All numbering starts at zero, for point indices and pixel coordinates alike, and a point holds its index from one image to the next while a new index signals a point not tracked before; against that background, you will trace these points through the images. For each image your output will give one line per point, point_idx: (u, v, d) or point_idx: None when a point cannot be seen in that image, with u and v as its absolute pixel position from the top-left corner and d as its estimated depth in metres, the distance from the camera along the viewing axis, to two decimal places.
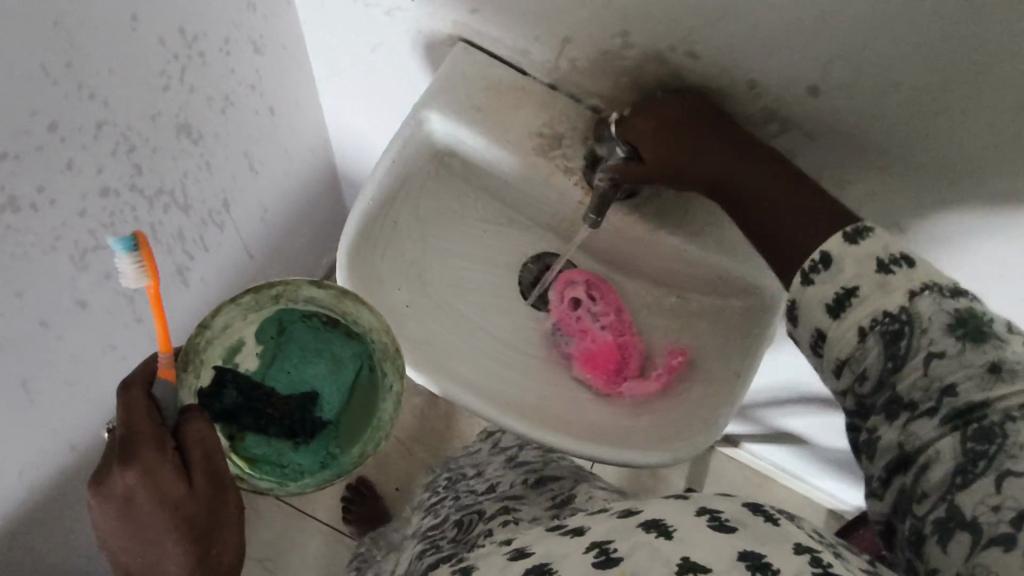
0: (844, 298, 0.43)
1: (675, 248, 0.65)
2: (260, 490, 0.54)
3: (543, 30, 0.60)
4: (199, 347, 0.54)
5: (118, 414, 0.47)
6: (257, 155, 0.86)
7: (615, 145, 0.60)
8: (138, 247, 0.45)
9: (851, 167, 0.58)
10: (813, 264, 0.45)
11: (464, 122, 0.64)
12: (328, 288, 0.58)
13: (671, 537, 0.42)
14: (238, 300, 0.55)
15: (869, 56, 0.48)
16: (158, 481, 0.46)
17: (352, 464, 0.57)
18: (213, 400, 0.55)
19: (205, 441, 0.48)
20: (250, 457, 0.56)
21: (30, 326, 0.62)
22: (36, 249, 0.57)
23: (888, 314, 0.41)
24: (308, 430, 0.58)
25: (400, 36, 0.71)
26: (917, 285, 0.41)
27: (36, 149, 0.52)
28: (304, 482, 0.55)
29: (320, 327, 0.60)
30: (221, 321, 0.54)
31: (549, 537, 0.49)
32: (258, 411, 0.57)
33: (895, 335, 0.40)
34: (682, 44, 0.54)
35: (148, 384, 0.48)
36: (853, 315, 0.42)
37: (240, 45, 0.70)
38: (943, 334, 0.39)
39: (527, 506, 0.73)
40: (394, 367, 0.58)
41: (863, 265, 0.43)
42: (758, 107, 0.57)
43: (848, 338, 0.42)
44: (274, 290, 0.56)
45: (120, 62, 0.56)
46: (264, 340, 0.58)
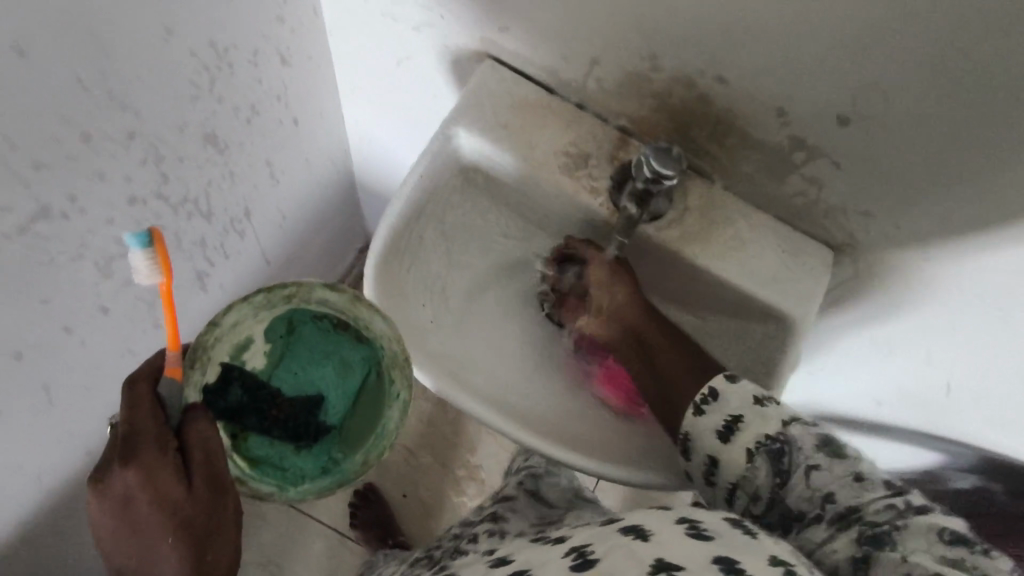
0: (731, 425, 0.52)
1: (698, 269, 0.64)
2: (260, 494, 0.56)
3: (571, 50, 0.61)
4: (208, 344, 0.54)
5: (122, 412, 0.49)
6: (278, 164, 0.86)
7: (642, 163, 0.59)
8: (154, 245, 0.46)
9: (879, 195, 0.58)
10: (704, 397, 0.55)
11: (490, 140, 0.64)
12: (342, 291, 0.58)
13: (647, 540, 0.43)
14: (250, 299, 0.55)
15: (904, 86, 0.48)
16: (157, 482, 0.48)
17: (354, 471, 0.57)
18: (218, 397, 0.56)
19: (207, 442, 0.50)
20: (252, 458, 0.58)
21: (52, 332, 0.62)
22: (63, 257, 0.58)
23: (768, 438, 0.50)
24: (311, 434, 0.60)
25: (426, 50, 0.71)
26: (787, 417, 0.51)
27: (67, 158, 0.52)
28: (304, 488, 0.56)
29: (330, 329, 0.61)
30: (231, 319, 0.55)
31: (534, 547, 0.50)
32: (263, 411, 0.59)
33: (778, 454, 0.49)
34: (711, 69, 0.54)
35: (154, 381, 0.50)
36: (742, 440, 0.51)
37: (268, 56, 0.70)
38: (814, 451, 0.48)
39: (516, 520, 0.77)
40: (401, 376, 0.59)
41: (745, 399, 0.53)
42: (786, 135, 0.57)
43: (739, 461, 0.51)
44: (286, 290, 0.56)
45: (153, 73, 0.56)
46: (273, 339, 0.60)
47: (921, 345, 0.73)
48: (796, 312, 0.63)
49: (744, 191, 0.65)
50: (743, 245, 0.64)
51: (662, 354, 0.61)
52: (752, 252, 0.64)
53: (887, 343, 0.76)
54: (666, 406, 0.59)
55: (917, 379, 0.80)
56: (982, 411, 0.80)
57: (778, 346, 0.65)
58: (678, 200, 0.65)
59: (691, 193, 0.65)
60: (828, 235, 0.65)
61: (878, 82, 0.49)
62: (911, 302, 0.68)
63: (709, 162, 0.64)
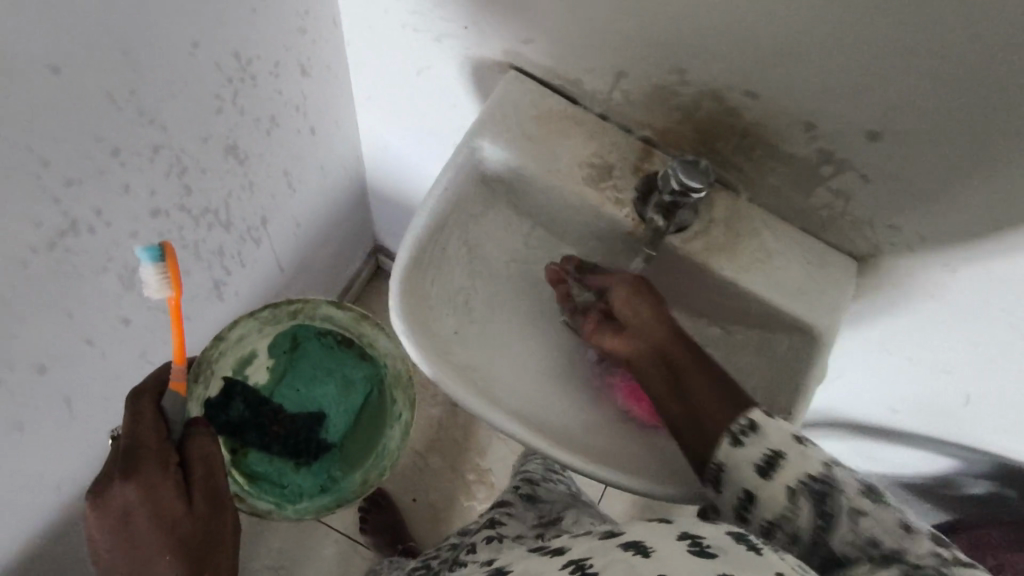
0: (771, 461, 0.48)
1: (724, 281, 0.64)
2: (260, 510, 0.65)
3: (598, 63, 0.60)
4: (215, 358, 0.64)
5: (125, 426, 0.51)
6: (295, 173, 0.86)
7: (669, 176, 0.59)
8: (165, 260, 0.50)
9: (905, 208, 0.58)
10: (741, 428, 0.50)
11: (514, 151, 0.64)
12: (346, 310, 0.68)
13: (647, 556, 0.42)
14: (256, 315, 0.66)
15: (938, 102, 0.48)
16: (159, 496, 0.50)
17: (352, 491, 0.67)
18: (220, 411, 0.65)
19: (208, 458, 0.54)
20: (253, 473, 0.67)
21: (76, 345, 0.62)
22: (90, 270, 0.57)
23: (811, 478, 0.47)
24: (311, 452, 0.69)
25: (447, 61, 0.71)
26: (828, 457, 0.48)
27: (97, 173, 0.52)
28: (304, 507, 0.66)
29: (332, 346, 0.71)
30: (236, 334, 0.65)
31: (532, 558, 0.49)
32: (264, 428, 0.68)
33: (822, 497, 0.46)
34: (741, 84, 0.54)
35: (158, 396, 0.54)
36: (782, 477, 0.48)
37: (289, 67, 0.70)
38: (860, 496, 0.46)
39: (515, 527, 0.75)
40: (403, 396, 0.69)
41: (786, 435, 0.49)
42: (814, 149, 0.57)
43: (778, 499, 0.47)
44: (292, 307, 0.67)
45: (179, 87, 0.55)
46: (276, 354, 0.69)
47: (941, 355, 0.74)
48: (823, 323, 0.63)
49: (769, 203, 0.65)
50: (768, 257, 0.64)
51: (688, 376, 0.56)
52: (777, 263, 0.64)
53: (905, 352, 0.76)
54: (696, 432, 0.53)
55: (935, 387, 0.80)
56: (1000, 420, 0.80)
57: (803, 356, 0.65)
58: (702, 211, 0.65)
59: (715, 205, 0.66)
60: (853, 246, 0.65)
61: (910, 98, 0.49)
62: (933, 313, 0.68)
63: (734, 174, 0.64)
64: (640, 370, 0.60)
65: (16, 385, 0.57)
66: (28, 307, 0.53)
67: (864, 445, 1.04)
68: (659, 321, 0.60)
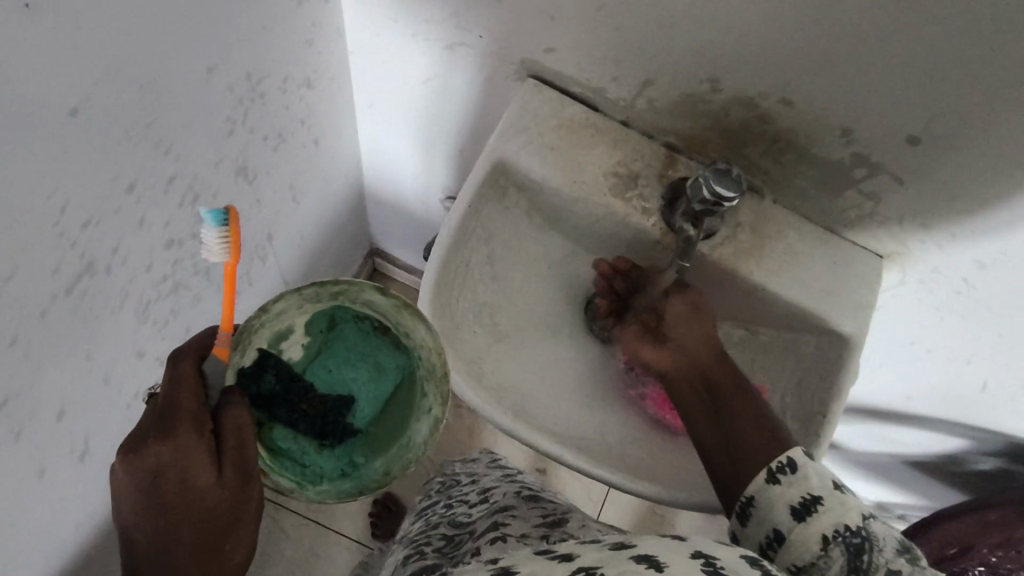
0: (808, 504, 0.46)
1: (753, 285, 0.64)
2: (279, 489, 0.54)
3: (623, 71, 0.59)
4: (254, 328, 0.54)
5: (165, 383, 0.48)
6: (299, 187, 0.83)
7: (701, 185, 0.57)
8: (227, 224, 0.48)
9: (938, 208, 0.58)
10: (779, 464, 0.49)
11: (537, 162, 0.63)
12: (392, 297, 0.56)
13: (662, 570, 0.33)
14: (301, 290, 0.54)
15: (979, 107, 0.48)
16: (190, 462, 0.45)
17: (374, 481, 0.56)
18: (252, 381, 0.56)
19: (240, 429, 0.48)
20: (276, 449, 0.57)
21: (93, 384, 0.60)
22: (106, 309, 0.55)
23: (848, 529, 0.44)
24: (337, 434, 0.59)
25: (460, 69, 0.69)
26: (864, 511, 0.45)
27: (113, 210, 0.49)
28: (324, 489, 0.55)
29: (370, 332, 0.62)
30: (279, 306, 0.54)
31: (532, 557, 0.39)
32: (293, 404, 0.59)
33: (858, 550, 0.43)
34: (778, 90, 0.54)
35: (199, 359, 0.49)
36: (817, 524, 0.45)
37: (296, 81, 0.67)
38: (896, 556, 0.42)
39: (518, 521, 0.60)
40: (436, 391, 0.57)
41: (823, 479, 0.47)
42: (847, 152, 0.56)
43: (811, 545, 0.44)
44: (337, 288, 0.56)
45: (192, 114, 0.53)
46: (312, 333, 0.61)
47: (961, 345, 0.74)
48: (854, 325, 0.62)
49: (795, 205, 0.65)
50: (797, 260, 0.64)
51: (728, 402, 0.57)
52: (805, 267, 0.64)
53: (925, 342, 0.76)
54: (725, 444, 0.54)
55: (954, 375, 0.81)
56: (1018, 405, 0.81)
57: (834, 358, 0.65)
58: (728, 217, 0.64)
59: (741, 209, 0.65)
60: (880, 246, 0.64)
61: (948, 103, 0.49)
62: (958, 309, 0.68)
63: (761, 178, 0.63)
64: (674, 389, 0.61)
65: (36, 432, 0.55)
66: (48, 353, 0.51)
67: (877, 429, 1.04)
68: (707, 347, 0.60)
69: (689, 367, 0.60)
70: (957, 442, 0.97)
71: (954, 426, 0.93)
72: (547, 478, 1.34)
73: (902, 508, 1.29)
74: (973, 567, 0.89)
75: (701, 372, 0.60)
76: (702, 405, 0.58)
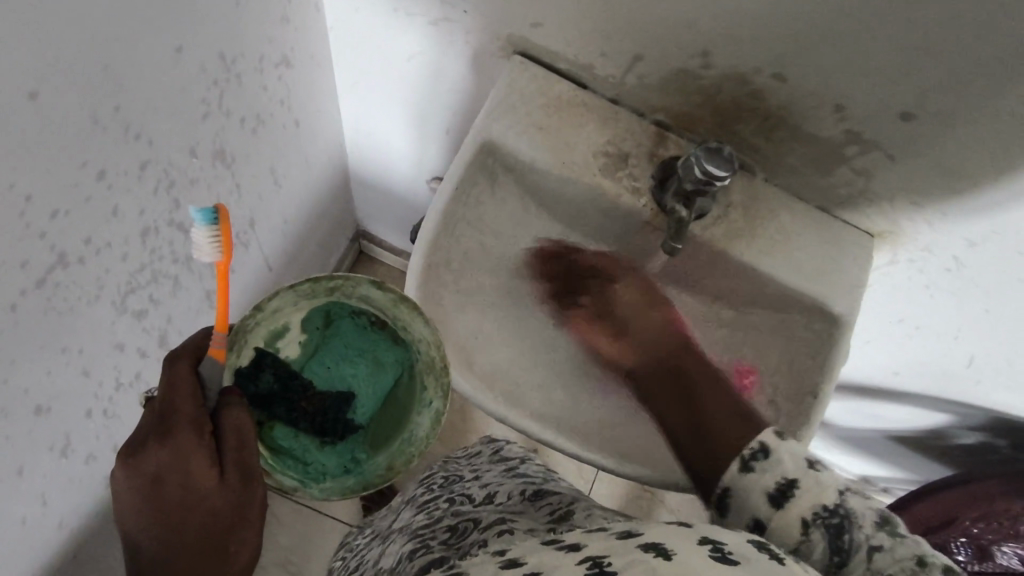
0: (785, 490, 0.45)
1: (744, 265, 0.63)
2: (283, 487, 0.54)
3: (611, 47, 0.57)
4: (249, 328, 0.53)
5: (163, 386, 0.46)
6: (280, 170, 0.81)
7: (692, 165, 0.56)
8: (218, 222, 0.47)
9: (930, 186, 0.57)
10: (751, 452, 0.47)
11: (525, 142, 0.61)
12: (387, 291, 0.56)
13: (671, 558, 0.33)
14: (297, 287, 0.53)
15: (973, 82, 0.47)
16: (190, 465, 0.46)
17: (376, 475, 0.56)
18: (248, 382, 0.56)
19: (240, 431, 0.47)
20: (276, 448, 0.57)
21: (72, 379, 0.58)
22: (81, 302, 0.53)
23: (826, 509, 0.43)
24: (337, 432, 0.59)
25: (447, 47, 0.67)
26: (841, 483, 0.44)
27: (83, 200, 0.47)
28: (327, 486, 0.54)
29: (367, 326, 0.61)
30: (274, 304, 0.53)
31: (543, 550, 0.38)
32: (292, 402, 0.58)
33: (838, 531, 0.42)
34: (770, 66, 0.52)
35: (196, 360, 0.47)
36: (795, 509, 0.44)
37: (273, 60, 0.65)
38: (874, 528, 0.42)
39: (525, 518, 0.59)
40: (435, 384, 0.58)
41: (798, 459, 0.46)
42: (840, 129, 0.56)
43: (792, 532, 0.44)
44: (332, 284, 0.55)
45: (164, 96, 0.51)
46: (309, 329, 0.59)
47: (950, 322, 0.74)
48: (846, 305, 0.62)
49: (788, 183, 0.64)
50: (788, 239, 0.63)
51: (704, 396, 0.55)
52: (797, 246, 0.63)
53: (915, 320, 0.76)
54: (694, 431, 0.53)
55: (942, 351, 0.81)
56: (1004, 379, 0.81)
57: (826, 339, 0.64)
58: (720, 196, 0.63)
59: (733, 189, 0.64)
60: (871, 223, 0.64)
61: (941, 79, 0.48)
62: (946, 285, 0.68)
63: (752, 156, 0.62)
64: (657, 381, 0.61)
65: (14, 428, 0.53)
66: (21, 349, 0.49)
67: (864, 405, 1.05)
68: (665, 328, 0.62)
69: None
70: (939, 417, 0.99)
71: (939, 401, 0.94)
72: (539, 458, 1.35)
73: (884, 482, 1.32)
74: (954, 538, 0.90)
75: None
76: (662, 391, 0.65)
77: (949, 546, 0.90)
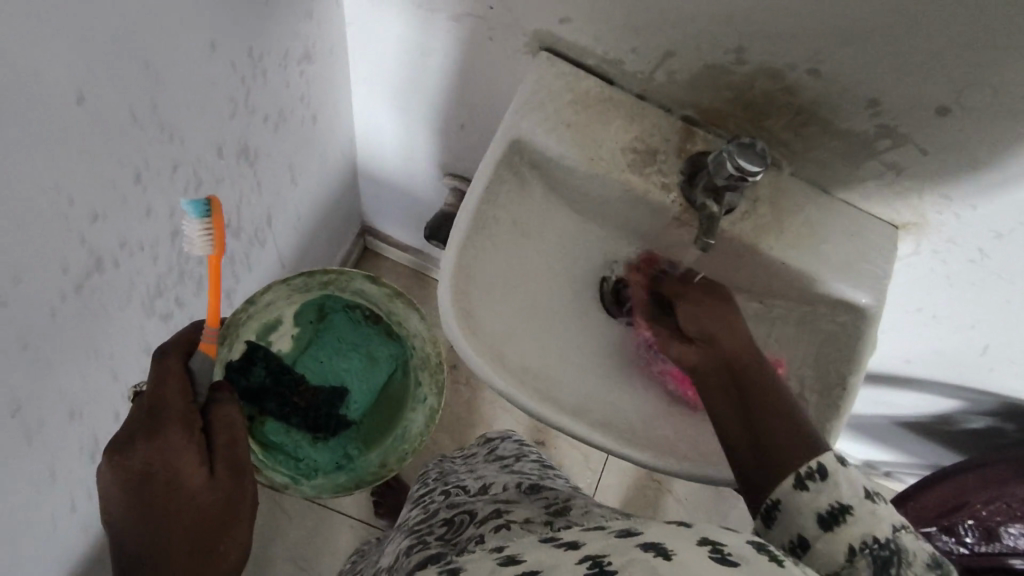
0: (837, 514, 0.43)
1: (774, 259, 0.63)
2: (274, 482, 0.75)
3: (643, 42, 0.57)
4: (241, 320, 0.73)
5: (153, 381, 0.50)
6: (297, 167, 0.80)
7: (724, 160, 0.55)
8: (210, 216, 0.48)
9: (959, 178, 0.57)
10: (809, 470, 0.46)
11: (554, 139, 0.61)
12: (381, 286, 0.78)
13: (669, 559, 0.32)
14: (289, 281, 0.75)
15: (1013, 76, 0.47)
16: (178, 461, 0.49)
17: (370, 472, 0.79)
18: (241, 375, 0.74)
19: (231, 426, 0.53)
20: (268, 443, 0.77)
21: (102, 382, 0.57)
22: (114, 306, 0.53)
23: (876, 540, 0.41)
24: (330, 427, 0.80)
25: (468, 44, 0.66)
26: (897, 521, 0.43)
27: (120, 202, 0.47)
28: (317, 483, 0.78)
29: (361, 321, 0.81)
30: (267, 297, 0.74)
31: (541, 546, 0.37)
32: (284, 396, 0.77)
33: (886, 564, 0.40)
34: (805, 62, 0.52)
35: (185, 355, 0.52)
36: (845, 534, 0.42)
37: (295, 57, 0.64)
38: (924, 571, 0.40)
39: (520, 509, 0.59)
40: (431, 381, 0.80)
41: (854, 487, 0.44)
42: (873, 124, 0.56)
43: (836, 555, 0.42)
44: (326, 277, 0.76)
45: (197, 96, 0.50)
46: (302, 322, 0.79)
47: (967, 311, 0.75)
48: (873, 298, 0.62)
49: (814, 177, 0.64)
50: (815, 233, 0.63)
51: (755, 394, 0.53)
52: (824, 239, 0.63)
53: (932, 309, 0.77)
54: (750, 433, 0.51)
55: (956, 339, 0.82)
56: (1017, 366, 0.82)
57: (852, 330, 0.65)
58: (748, 191, 0.63)
59: (760, 183, 0.64)
60: (896, 215, 0.64)
61: (981, 74, 0.48)
62: (966, 276, 0.69)
63: (780, 151, 0.63)
64: (704, 382, 0.58)
65: (47, 433, 0.52)
66: (59, 354, 0.48)
67: (875, 393, 1.07)
68: (727, 329, 0.59)
69: (725, 363, 0.57)
70: (949, 403, 1.00)
71: (949, 387, 0.96)
72: (547, 448, 1.35)
73: (889, 466, 1.34)
74: (961, 521, 0.90)
75: (728, 364, 0.57)
76: (728, 403, 0.55)
77: (956, 529, 0.90)
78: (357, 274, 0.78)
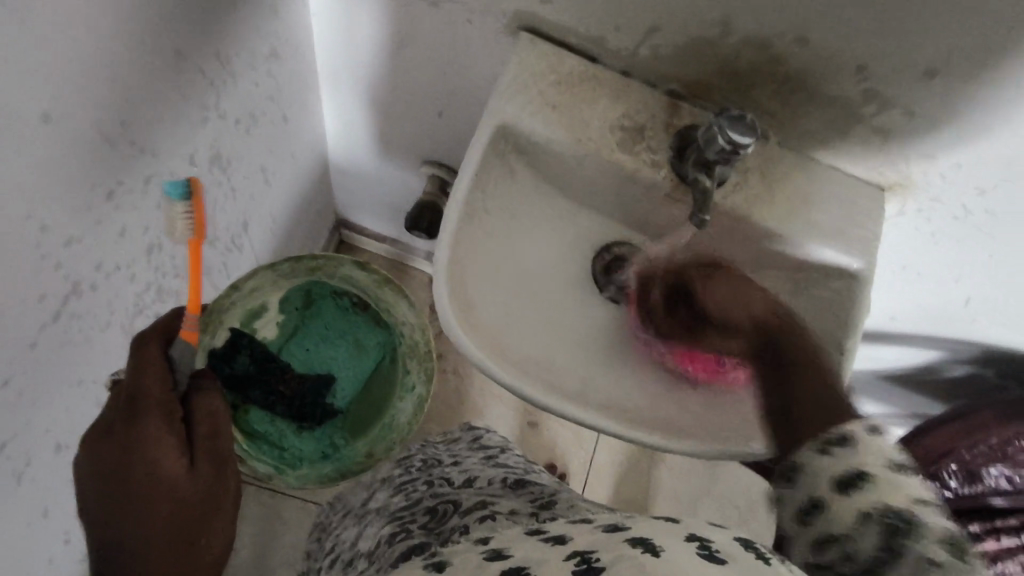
0: (856, 479, 0.43)
1: (768, 231, 0.63)
2: (257, 473, 0.74)
3: (626, 19, 0.56)
4: (224, 305, 0.70)
5: (132, 371, 0.48)
6: (270, 168, 0.77)
7: (715, 134, 0.55)
8: (190, 195, 0.47)
9: (946, 138, 0.58)
10: (833, 437, 0.46)
11: (540, 123, 0.59)
12: (369, 273, 0.75)
13: (659, 555, 0.31)
14: (276, 267, 0.72)
15: (1001, 37, 0.48)
16: (157, 450, 0.47)
17: (354, 463, 0.77)
18: (224, 362, 0.73)
19: (213, 415, 0.52)
20: (252, 431, 0.76)
21: (87, 410, 0.55)
22: (95, 330, 0.50)
23: (892, 507, 0.42)
24: (315, 416, 0.79)
25: (444, 28, 0.63)
26: (920, 496, 0.43)
27: (94, 224, 0.44)
28: (300, 476, 0.76)
29: (349, 309, 0.80)
30: (251, 283, 0.71)
31: (528, 541, 0.36)
32: (269, 384, 0.76)
33: (898, 530, 0.41)
34: (794, 30, 0.52)
35: (164, 342, 0.50)
36: (861, 498, 0.43)
37: (263, 55, 0.60)
38: (939, 543, 0.40)
39: (506, 501, 0.58)
40: (419, 369, 0.78)
41: (877, 458, 0.44)
42: (860, 89, 0.55)
43: (849, 517, 0.43)
44: (312, 263, 0.74)
45: (169, 104, 0.47)
46: (288, 309, 0.78)
47: (951, 266, 0.77)
48: (865, 261, 0.63)
49: (801, 145, 0.64)
50: (805, 201, 0.63)
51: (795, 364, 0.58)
52: (815, 207, 0.63)
53: (917, 266, 0.79)
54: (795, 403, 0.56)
55: (940, 293, 0.84)
56: (999, 318, 0.85)
57: (846, 295, 0.65)
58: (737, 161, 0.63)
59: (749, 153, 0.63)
60: (882, 177, 0.65)
61: (968, 35, 0.48)
62: (950, 232, 0.70)
63: (768, 121, 0.62)
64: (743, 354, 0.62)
65: (34, 470, 0.50)
66: (38, 388, 0.46)
67: (860, 351, 1.09)
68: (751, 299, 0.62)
69: (761, 335, 0.61)
70: (931, 354, 1.03)
71: (932, 340, 0.98)
72: (541, 429, 1.36)
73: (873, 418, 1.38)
74: (946, 466, 0.91)
75: (763, 334, 0.61)
76: (771, 378, 0.60)
77: (941, 474, 0.91)
78: (344, 261, 0.75)
